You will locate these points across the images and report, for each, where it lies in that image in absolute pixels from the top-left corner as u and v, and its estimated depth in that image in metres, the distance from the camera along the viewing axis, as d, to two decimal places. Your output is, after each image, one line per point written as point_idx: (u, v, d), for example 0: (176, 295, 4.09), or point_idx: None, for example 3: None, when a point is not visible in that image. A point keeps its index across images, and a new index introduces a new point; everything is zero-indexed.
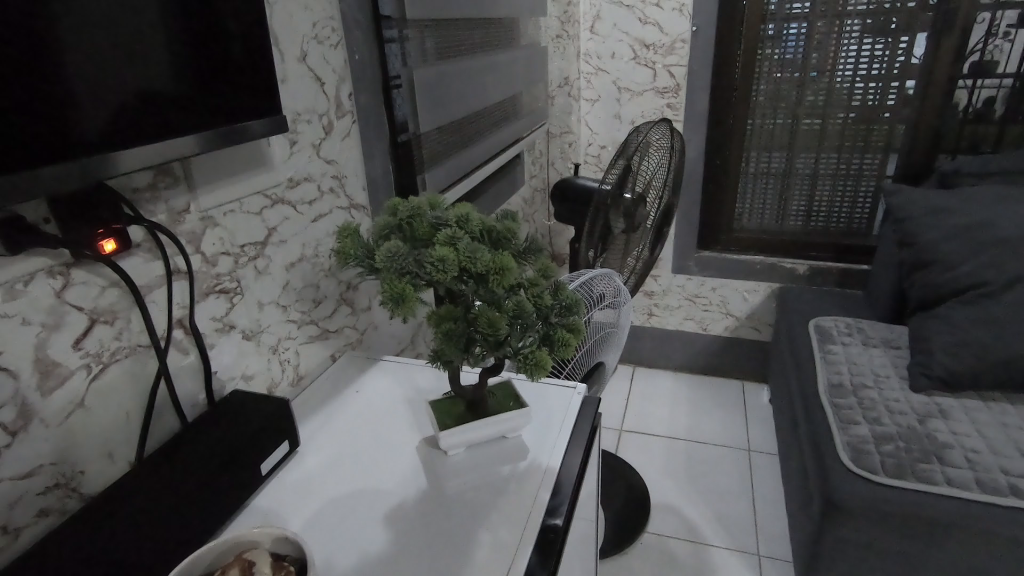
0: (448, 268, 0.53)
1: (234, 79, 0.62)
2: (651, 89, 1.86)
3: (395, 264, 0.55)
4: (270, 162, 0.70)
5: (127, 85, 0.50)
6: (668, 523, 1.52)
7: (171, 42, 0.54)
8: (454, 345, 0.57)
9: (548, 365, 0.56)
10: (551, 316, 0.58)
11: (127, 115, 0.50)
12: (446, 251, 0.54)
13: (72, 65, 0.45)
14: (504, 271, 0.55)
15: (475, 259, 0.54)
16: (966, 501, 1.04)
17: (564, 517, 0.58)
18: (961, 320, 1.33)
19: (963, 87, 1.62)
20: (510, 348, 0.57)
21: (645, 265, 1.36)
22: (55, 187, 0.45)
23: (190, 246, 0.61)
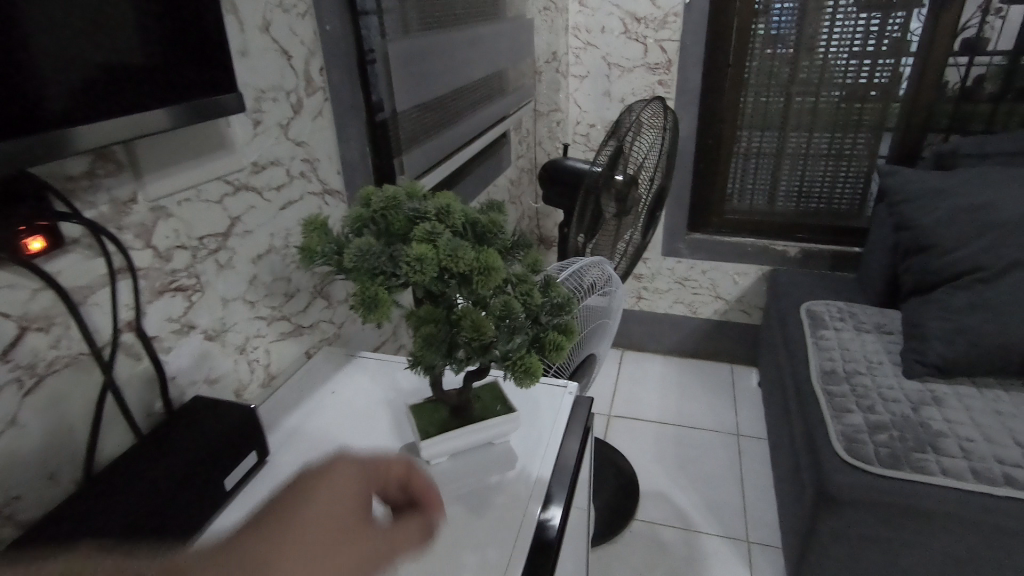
0: (426, 269, 0.48)
1: (213, 58, 0.56)
2: (642, 65, 1.79)
3: (367, 264, 0.50)
4: (232, 145, 0.64)
5: (88, 61, 0.44)
6: (658, 510, 1.51)
7: (135, 11, 0.48)
8: (435, 350, 0.52)
9: (540, 371, 0.51)
10: (542, 316, 0.54)
11: (82, 92, 0.44)
12: (424, 249, 0.48)
13: (22, 34, 0.39)
14: (489, 271, 0.49)
15: (458, 257, 0.49)
16: (961, 491, 1.02)
17: (559, 524, 0.56)
18: (956, 305, 1.30)
19: (954, 65, 1.58)
20: (498, 351, 0.52)
21: (637, 249, 1.32)
22: (33, 163, 0.41)
23: (140, 240, 0.55)
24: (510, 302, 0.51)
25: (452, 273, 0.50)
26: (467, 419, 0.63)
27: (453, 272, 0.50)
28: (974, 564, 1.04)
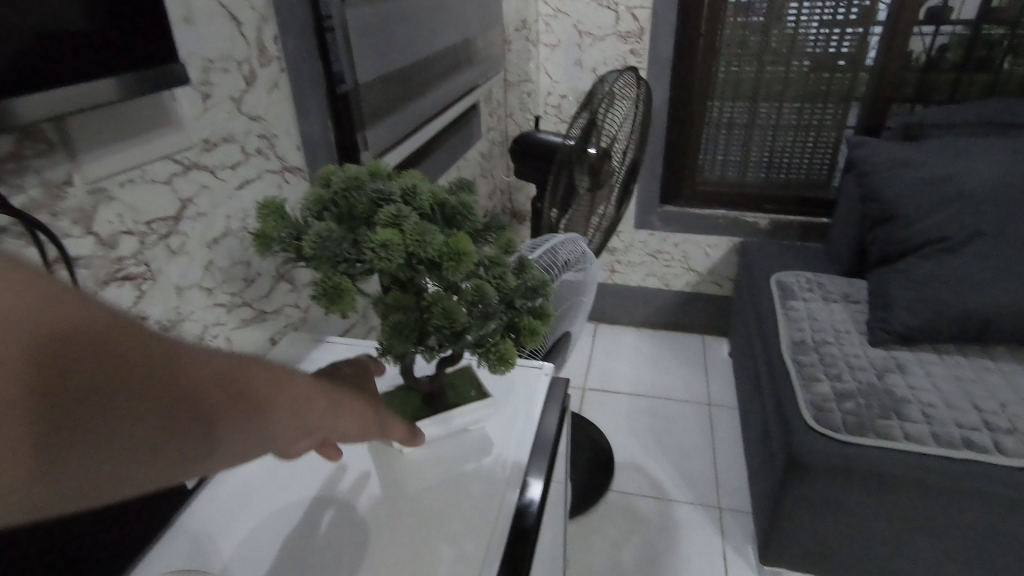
0: (393, 256, 0.46)
1: (157, 25, 0.51)
2: (613, 34, 1.75)
3: (328, 252, 0.47)
4: (178, 120, 0.59)
5: (9, 29, 0.39)
6: (633, 481, 1.53)
7: None
8: (405, 339, 0.50)
9: (515, 358, 0.50)
10: (516, 301, 0.52)
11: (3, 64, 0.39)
12: (389, 234, 0.46)
13: None
14: (461, 256, 0.47)
15: (426, 242, 0.46)
16: (922, 455, 1.06)
17: (539, 501, 0.57)
18: (919, 275, 1.33)
19: (920, 35, 1.59)
20: (471, 338, 0.51)
21: (611, 223, 1.30)
22: None
23: (79, 226, 0.51)
24: (483, 289, 0.49)
25: (420, 260, 0.47)
26: (441, 403, 0.64)
27: (421, 259, 0.47)
28: (934, 524, 1.08)
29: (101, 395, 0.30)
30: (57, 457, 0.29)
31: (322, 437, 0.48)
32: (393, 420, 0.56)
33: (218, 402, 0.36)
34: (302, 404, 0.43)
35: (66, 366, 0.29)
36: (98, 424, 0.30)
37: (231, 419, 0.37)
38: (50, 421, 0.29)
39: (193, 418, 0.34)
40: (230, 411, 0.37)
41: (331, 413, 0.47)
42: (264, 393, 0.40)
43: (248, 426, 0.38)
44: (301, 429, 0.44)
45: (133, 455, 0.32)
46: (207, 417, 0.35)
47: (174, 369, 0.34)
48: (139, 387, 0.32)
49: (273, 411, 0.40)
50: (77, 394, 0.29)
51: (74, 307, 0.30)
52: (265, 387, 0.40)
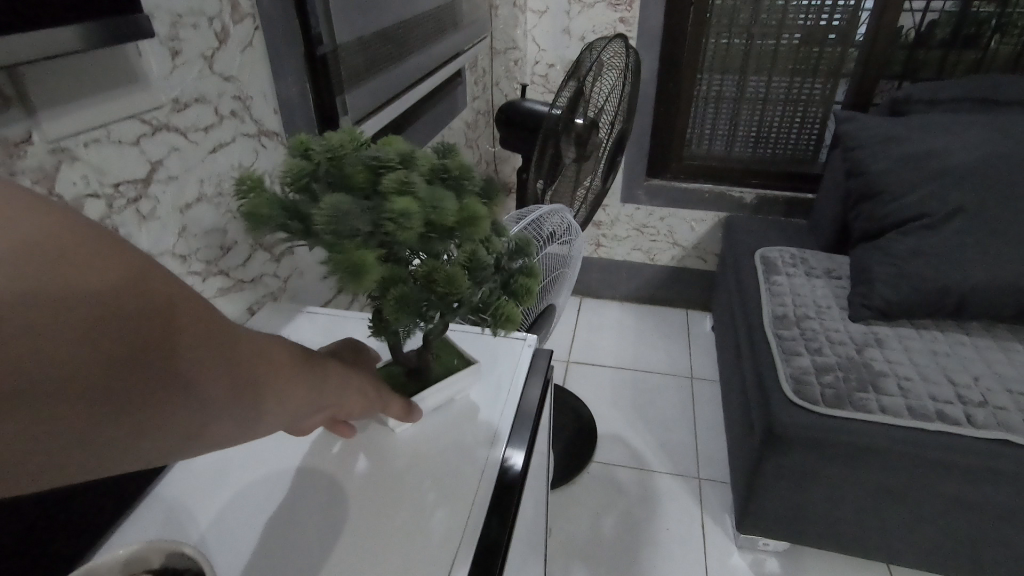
0: (412, 223, 0.44)
1: None
2: (602, 1, 1.71)
3: (342, 228, 0.44)
4: (146, 77, 0.56)
5: None
6: (614, 452, 1.55)
7: None
8: (409, 314, 0.48)
9: (517, 318, 0.51)
10: (504, 263, 0.53)
11: None
12: (409, 202, 0.44)
13: None
14: (477, 220, 0.46)
15: (444, 210, 0.45)
16: (897, 428, 1.08)
17: (522, 466, 0.58)
18: (901, 251, 1.35)
19: (911, 10, 1.57)
20: (467, 304, 0.51)
21: (597, 196, 1.28)
22: None
23: (41, 188, 0.48)
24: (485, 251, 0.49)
25: (435, 227, 0.46)
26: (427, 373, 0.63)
27: (436, 227, 0.46)
28: (906, 494, 1.11)
29: (100, 391, 0.28)
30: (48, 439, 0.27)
31: (320, 414, 0.47)
32: (393, 398, 0.56)
33: (222, 384, 0.34)
34: (303, 385, 0.42)
35: (78, 348, 0.26)
36: (98, 407, 0.28)
37: (233, 402, 0.35)
38: (51, 411, 0.26)
39: (193, 402, 0.33)
40: (234, 393, 0.35)
41: (333, 393, 0.46)
42: (268, 376, 0.38)
43: (247, 409, 0.37)
44: (300, 410, 0.43)
45: (127, 435, 0.30)
46: (209, 400, 0.34)
47: (180, 360, 0.31)
48: (146, 370, 0.29)
49: (275, 394, 0.39)
50: (83, 377, 0.27)
51: (96, 278, 0.27)
52: (270, 369, 0.38)
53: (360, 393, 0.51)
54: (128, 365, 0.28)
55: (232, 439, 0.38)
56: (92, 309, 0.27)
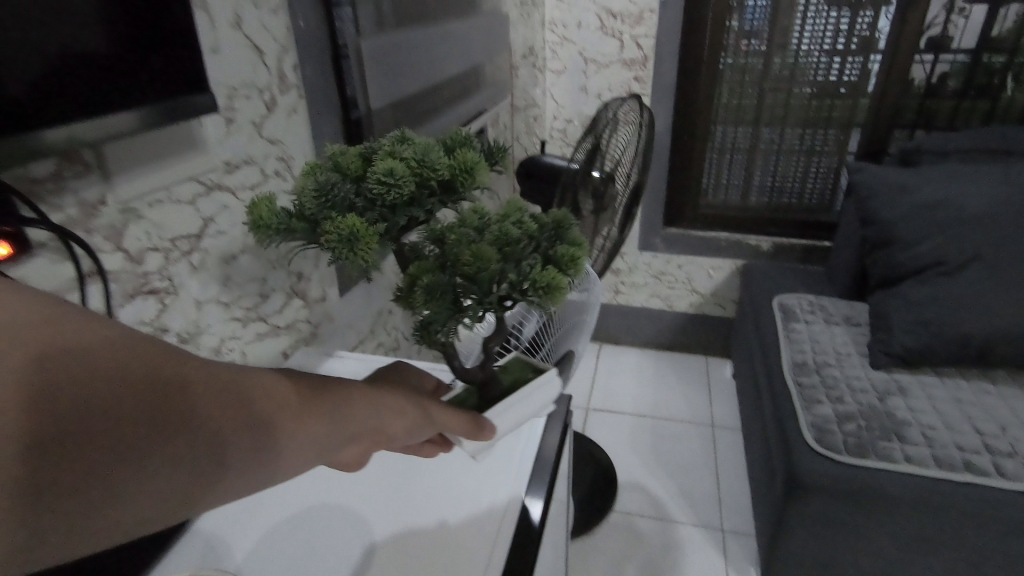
0: (400, 180, 0.49)
1: (182, 58, 0.55)
2: (618, 61, 1.80)
3: (333, 198, 0.52)
4: (203, 144, 0.63)
5: (50, 61, 0.44)
6: (635, 501, 1.53)
7: (100, 9, 0.47)
8: (441, 300, 0.47)
9: (564, 284, 0.47)
10: (543, 242, 0.51)
11: (43, 92, 0.44)
12: (393, 162, 0.49)
13: None
14: (470, 168, 0.50)
15: (430, 160, 0.50)
16: (924, 478, 1.07)
17: (539, 518, 0.59)
18: (918, 298, 1.35)
19: (921, 62, 1.63)
20: (506, 284, 0.49)
21: (615, 244, 1.31)
22: None
23: (110, 243, 0.54)
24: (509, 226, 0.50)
25: (430, 185, 0.51)
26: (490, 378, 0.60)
27: (430, 184, 0.51)
28: (935, 547, 1.08)
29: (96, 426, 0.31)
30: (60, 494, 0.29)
31: (357, 446, 0.48)
32: (442, 411, 0.52)
33: (222, 420, 0.36)
34: (322, 423, 0.44)
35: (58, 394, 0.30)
36: (101, 455, 0.31)
37: (238, 436, 0.37)
38: (54, 449, 0.29)
39: (193, 439, 0.34)
40: (238, 430, 0.37)
41: (365, 420, 0.47)
42: (271, 415, 0.40)
43: (258, 447, 0.38)
44: (332, 444, 0.44)
45: (141, 485, 0.32)
46: (215, 430, 0.36)
47: (169, 390, 0.34)
48: (138, 412, 0.32)
49: (287, 435, 0.40)
50: (67, 427, 0.30)
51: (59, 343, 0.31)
52: (274, 408, 0.40)
53: (400, 417, 0.50)
54: (114, 398, 0.32)
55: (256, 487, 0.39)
56: (72, 364, 0.31)
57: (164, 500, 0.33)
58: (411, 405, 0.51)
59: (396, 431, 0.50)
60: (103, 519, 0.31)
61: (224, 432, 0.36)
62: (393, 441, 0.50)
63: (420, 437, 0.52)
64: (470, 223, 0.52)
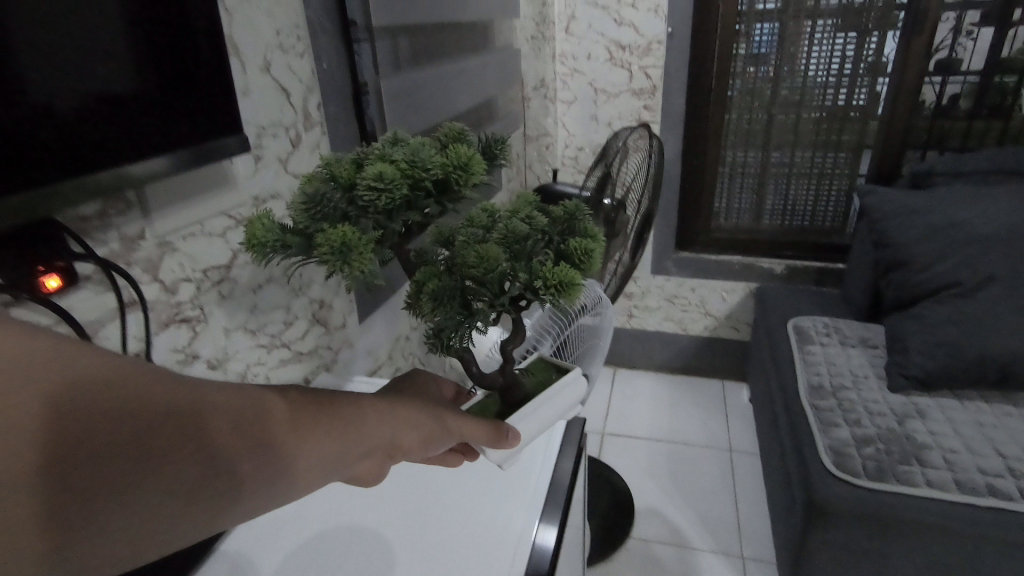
0: (390, 183, 0.50)
1: (216, 104, 0.60)
2: (627, 91, 1.84)
3: (325, 209, 0.54)
4: (234, 181, 0.67)
5: (103, 116, 0.49)
6: (653, 527, 1.52)
7: (147, 66, 0.52)
8: (449, 304, 0.51)
9: (578, 277, 0.48)
10: (556, 237, 0.53)
11: (98, 144, 0.48)
12: (382, 166, 0.51)
13: (46, 98, 0.44)
14: (464, 162, 0.51)
15: (421, 160, 0.52)
16: (946, 503, 1.05)
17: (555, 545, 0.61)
18: (935, 320, 1.35)
19: (930, 84, 1.64)
20: (517, 283, 0.51)
21: (628, 269, 1.33)
22: (49, 207, 0.45)
23: (147, 275, 0.57)
24: (516, 224, 0.52)
25: (424, 185, 0.52)
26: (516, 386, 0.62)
27: (423, 184, 0.52)
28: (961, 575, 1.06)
29: (109, 454, 0.33)
30: (82, 515, 0.32)
31: (370, 459, 0.50)
32: (458, 419, 0.55)
33: (231, 438, 0.39)
34: (333, 435, 0.46)
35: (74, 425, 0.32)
36: (114, 478, 0.33)
37: (246, 455, 0.39)
38: (71, 476, 0.31)
39: (202, 461, 0.37)
40: (246, 449, 0.40)
41: (380, 433, 0.50)
42: (281, 427, 0.42)
43: (268, 459, 0.41)
44: (346, 457, 0.46)
45: (157, 507, 0.35)
46: (223, 452, 0.38)
47: (178, 416, 0.36)
48: (148, 437, 0.34)
49: (297, 445, 0.43)
50: (83, 456, 0.32)
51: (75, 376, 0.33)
52: (283, 421, 0.43)
53: (413, 429, 0.52)
54: (125, 426, 0.34)
55: (270, 500, 0.41)
56: (89, 392, 0.33)
57: (180, 516, 0.36)
58: (424, 418, 0.54)
59: (413, 443, 0.53)
60: (120, 538, 0.34)
61: (231, 454, 0.38)
62: (409, 454, 0.53)
63: (440, 448, 0.55)
64: (477, 224, 0.57)
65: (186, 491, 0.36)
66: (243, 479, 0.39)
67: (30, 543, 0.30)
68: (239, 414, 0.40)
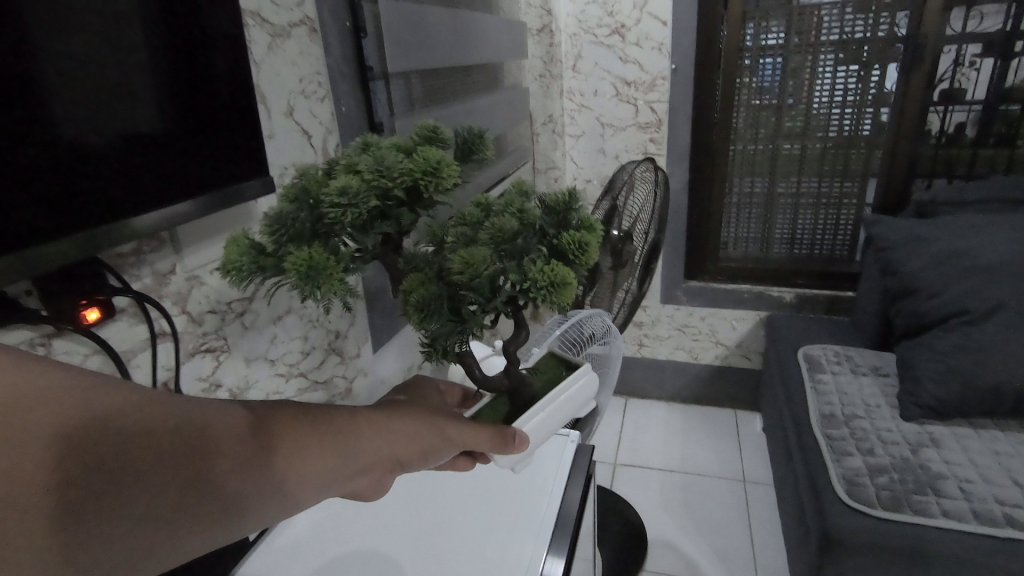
0: (354, 198, 0.47)
1: (243, 150, 0.65)
2: (633, 125, 1.89)
3: (293, 229, 0.50)
4: (257, 218, 0.71)
5: (147, 163, 0.54)
6: (666, 560, 1.50)
7: (185, 118, 0.58)
8: (436, 313, 0.50)
9: (572, 275, 0.47)
10: (549, 230, 0.51)
11: (142, 189, 0.53)
12: (349, 179, 0.47)
13: (98, 148, 0.49)
14: (433, 166, 0.47)
15: (389, 168, 0.48)
16: (963, 533, 1.04)
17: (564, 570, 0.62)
18: (946, 347, 1.35)
19: (935, 113, 1.67)
20: (507, 287, 0.49)
21: (635, 298, 1.35)
22: (96, 247, 0.50)
23: (177, 307, 0.61)
24: (503, 221, 0.49)
25: (393, 194, 0.48)
26: (527, 404, 0.64)
27: (393, 193, 0.48)
28: None
29: (119, 473, 0.35)
30: (94, 530, 0.33)
31: (365, 476, 0.51)
32: (458, 429, 0.55)
33: (229, 461, 0.41)
34: (324, 449, 0.47)
35: (84, 445, 0.34)
36: (123, 497, 0.34)
37: (242, 478, 0.41)
38: (85, 494, 0.33)
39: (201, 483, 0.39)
40: (242, 472, 0.42)
41: (373, 450, 0.50)
42: (270, 448, 0.44)
43: (257, 477, 0.42)
44: (340, 474, 0.48)
45: (158, 527, 0.36)
46: (221, 474, 0.40)
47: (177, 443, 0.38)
48: (153, 459, 0.36)
49: (286, 463, 0.44)
50: (95, 474, 0.34)
51: (85, 405, 0.35)
52: (271, 441, 0.44)
53: (409, 441, 0.53)
54: (131, 449, 0.36)
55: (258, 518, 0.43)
56: (97, 419, 0.35)
57: (172, 532, 0.37)
58: (420, 433, 0.54)
59: (409, 457, 0.53)
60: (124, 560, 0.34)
61: (226, 477, 0.40)
62: (407, 466, 0.53)
63: (443, 458, 0.56)
64: (469, 222, 0.54)
65: (184, 511, 0.38)
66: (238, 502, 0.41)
67: (48, 556, 0.31)
68: (237, 438, 0.42)
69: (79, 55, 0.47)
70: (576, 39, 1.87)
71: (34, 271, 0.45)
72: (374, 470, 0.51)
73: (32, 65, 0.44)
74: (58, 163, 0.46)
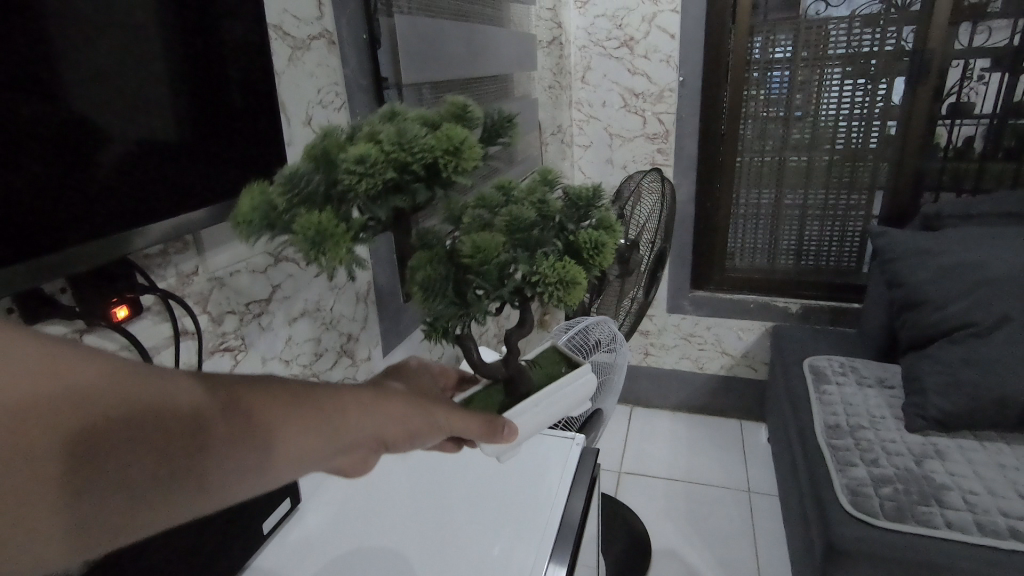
0: (373, 169, 0.45)
1: (261, 159, 0.69)
2: (641, 135, 1.91)
3: (305, 192, 0.48)
4: None
5: (176, 171, 0.57)
6: (669, 568, 1.50)
7: (211, 129, 0.61)
8: (438, 293, 0.51)
9: (582, 276, 0.49)
10: (569, 225, 0.53)
11: (170, 194, 0.57)
12: (367, 147, 0.46)
13: (133, 156, 0.53)
14: (456, 145, 0.46)
15: (411, 140, 0.46)
16: (966, 544, 1.04)
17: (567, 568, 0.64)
18: (951, 359, 1.35)
19: (943, 127, 1.68)
20: (515, 278, 0.51)
21: (641, 307, 1.35)
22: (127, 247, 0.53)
23: (198, 307, 0.64)
24: (521, 210, 0.51)
25: (413, 169, 0.47)
26: (526, 393, 0.65)
27: (412, 168, 0.47)
28: None
29: (102, 453, 0.32)
30: (79, 509, 0.31)
31: (355, 453, 0.48)
32: (448, 416, 0.53)
33: (224, 431, 0.38)
34: (314, 424, 0.43)
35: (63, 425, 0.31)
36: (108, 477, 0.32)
37: (239, 450, 0.39)
38: (64, 477, 0.30)
39: (194, 457, 0.36)
40: (239, 443, 0.39)
41: (364, 428, 0.47)
42: (255, 426, 0.40)
43: (256, 450, 0.40)
44: (333, 449, 0.44)
45: (150, 502, 0.34)
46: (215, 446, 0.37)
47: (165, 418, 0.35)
48: (140, 436, 0.34)
49: (280, 435, 0.41)
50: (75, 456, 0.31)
51: (65, 380, 0.31)
52: (257, 418, 0.40)
53: (398, 421, 0.50)
54: (114, 426, 0.33)
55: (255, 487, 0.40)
56: (76, 394, 0.32)
57: (166, 504, 0.35)
58: (408, 412, 0.51)
59: (396, 436, 0.50)
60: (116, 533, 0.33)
61: (222, 448, 0.38)
62: (392, 448, 0.51)
63: (430, 443, 0.54)
64: (488, 204, 0.55)
65: (178, 484, 0.35)
66: (235, 473, 0.39)
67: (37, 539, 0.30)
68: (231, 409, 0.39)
69: (114, 68, 0.50)
70: (584, 52, 1.90)
71: (70, 269, 0.48)
72: (366, 446, 0.48)
73: (73, 78, 0.47)
74: (96, 167, 0.50)
